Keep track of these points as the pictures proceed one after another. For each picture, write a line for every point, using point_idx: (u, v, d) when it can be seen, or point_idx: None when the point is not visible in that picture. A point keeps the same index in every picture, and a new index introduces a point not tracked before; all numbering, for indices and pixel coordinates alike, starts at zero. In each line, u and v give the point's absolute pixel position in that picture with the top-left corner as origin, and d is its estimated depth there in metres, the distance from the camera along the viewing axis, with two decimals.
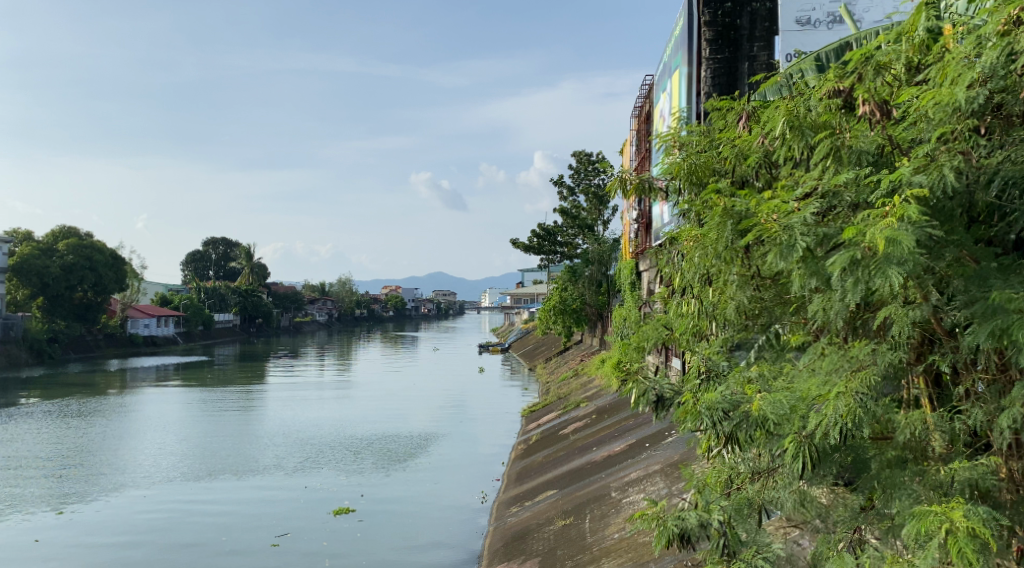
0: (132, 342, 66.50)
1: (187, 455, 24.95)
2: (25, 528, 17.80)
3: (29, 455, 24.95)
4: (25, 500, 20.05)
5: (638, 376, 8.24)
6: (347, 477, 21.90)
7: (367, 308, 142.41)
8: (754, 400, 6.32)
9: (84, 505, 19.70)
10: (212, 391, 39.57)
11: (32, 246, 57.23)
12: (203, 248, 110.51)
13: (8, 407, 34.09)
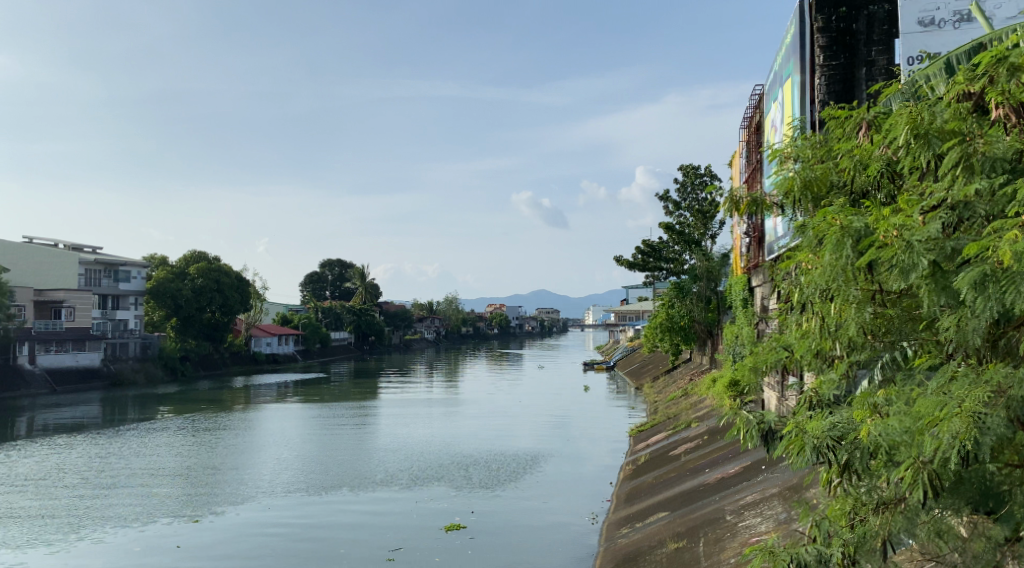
0: (255, 360, 69.58)
1: (304, 468, 25.86)
2: (155, 535, 18.88)
3: (162, 467, 26.42)
4: (164, 508, 21.30)
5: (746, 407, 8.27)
6: (457, 493, 22.12)
7: (474, 326, 144.50)
8: (865, 427, 6.24)
9: (217, 514, 20.75)
10: (329, 407, 40.95)
11: (166, 269, 60.81)
12: (320, 270, 114.95)
13: (147, 422, 36.26)
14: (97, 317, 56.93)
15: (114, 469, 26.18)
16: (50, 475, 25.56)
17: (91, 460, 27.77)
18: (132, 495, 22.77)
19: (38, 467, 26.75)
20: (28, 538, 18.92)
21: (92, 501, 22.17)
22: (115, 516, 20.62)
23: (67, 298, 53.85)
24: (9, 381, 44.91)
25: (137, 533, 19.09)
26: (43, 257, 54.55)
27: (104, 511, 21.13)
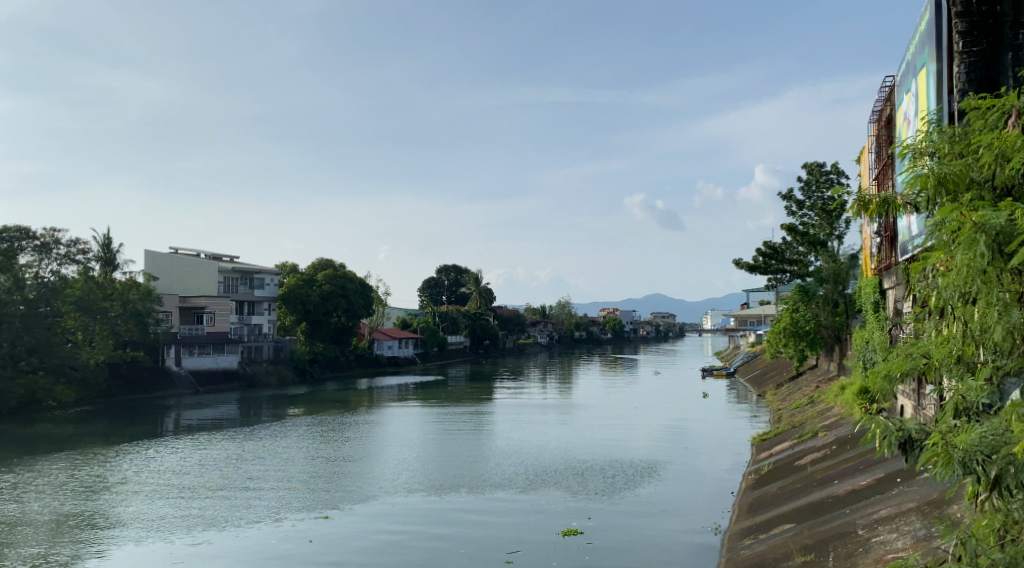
0: (376, 362, 71.56)
1: (423, 469, 26.36)
2: (281, 533, 19.56)
3: (290, 466, 27.44)
4: (295, 504, 22.22)
5: (881, 416, 7.80)
6: (575, 498, 22.01)
7: (587, 330, 144.09)
8: (1020, 442, 5.74)
9: (345, 510, 21.48)
10: (447, 409, 41.69)
11: (296, 277, 63.44)
12: (436, 275, 117.30)
13: (278, 421, 37.87)
14: (234, 322, 59.31)
15: (246, 467, 27.37)
16: (189, 471, 26.99)
17: (226, 457, 29.16)
18: (262, 492, 23.70)
19: (178, 463, 28.30)
20: (167, 531, 20.00)
21: (225, 496, 23.21)
22: (246, 512, 21.52)
23: (208, 304, 56.40)
24: (156, 380, 47.94)
25: (269, 528, 19.98)
26: (187, 266, 58.90)
27: (236, 507, 22.10)
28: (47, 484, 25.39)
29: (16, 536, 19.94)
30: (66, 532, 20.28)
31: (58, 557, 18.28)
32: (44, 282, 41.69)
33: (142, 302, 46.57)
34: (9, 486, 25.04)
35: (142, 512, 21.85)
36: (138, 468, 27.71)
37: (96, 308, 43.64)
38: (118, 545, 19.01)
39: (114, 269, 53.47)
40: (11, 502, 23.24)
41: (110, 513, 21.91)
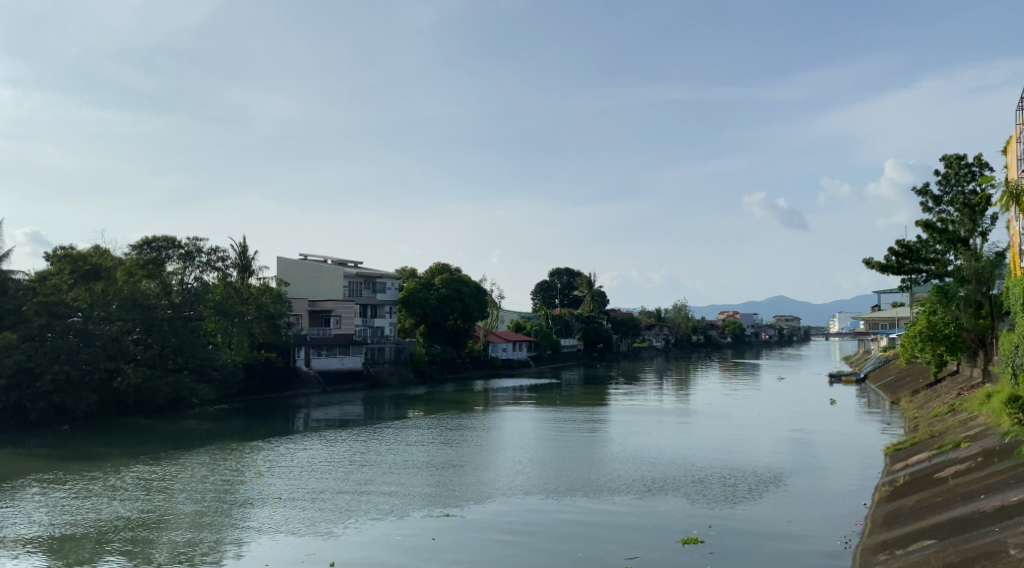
0: (492, 364, 72.19)
1: (541, 471, 26.34)
2: (401, 530, 19.94)
3: (411, 465, 27.98)
4: (417, 502, 22.62)
5: None
6: (695, 505, 21.51)
7: (705, 334, 140.79)
8: None
9: (464, 510, 21.74)
10: (563, 413, 41.52)
11: (415, 280, 65.25)
12: (550, 278, 117.51)
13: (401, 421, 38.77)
14: (359, 324, 60.82)
15: (370, 465, 28.09)
16: (317, 467, 27.99)
17: (351, 455, 30.08)
18: (385, 490, 24.24)
19: (307, 459, 29.38)
20: (297, 525, 20.76)
21: (351, 493, 23.89)
22: (370, 508, 22.08)
23: (335, 307, 58.60)
24: (287, 380, 50.10)
25: (392, 525, 20.44)
26: (316, 271, 61.04)
27: (360, 503, 22.71)
28: (188, 477, 26.83)
29: (163, 526, 21.17)
30: (205, 523, 21.34)
31: (198, 547, 19.26)
32: (189, 287, 44.45)
33: (274, 306, 48.47)
34: (156, 478, 26.63)
35: (274, 506, 22.77)
36: (271, 464, 28.94)
37: (234, 312, 45.04)
38: (252, 537, 19.87)
39: (250, 274, 56.20)
40: (158, 493, 24.69)
41: (246, 506, 22.96)
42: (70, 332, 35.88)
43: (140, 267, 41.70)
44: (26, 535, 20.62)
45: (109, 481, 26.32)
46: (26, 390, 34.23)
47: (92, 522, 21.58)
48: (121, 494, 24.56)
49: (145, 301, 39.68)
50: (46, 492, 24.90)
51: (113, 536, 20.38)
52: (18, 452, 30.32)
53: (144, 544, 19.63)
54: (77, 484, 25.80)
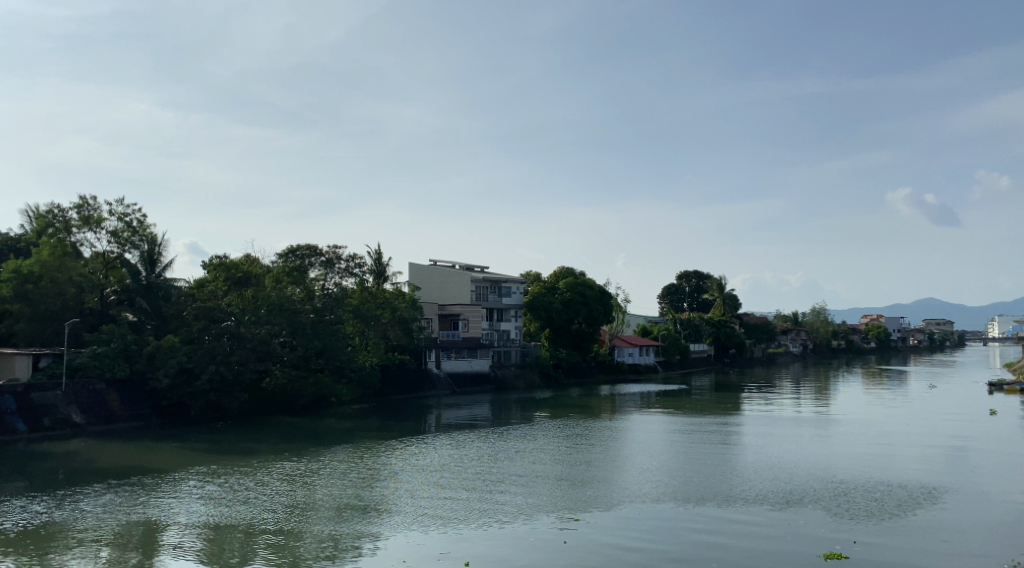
0: (619, 369, 71.78)
1: (672, 479, 26.01)
2: (531, 534, 20.14)
3: (541, 468, 28.25)
4: (547, 505, 22.84)
5: None
6: (837, 519, 20.76)
7: (846, 339, 134.54)
8: None
9: (595, 515, 21.81)
10: (693, 420, 40.79)
11: (539, 284, 65.97)
12: (678, 281, 115.68)
13: (529, 424, 39.20)
14: (486, 327, 61.65)
15: (501, 467, 28.54)
16: (449, 467, 28.67)
17: (482, 456, 30.65)
18: (516, 492, 24.54)
19: (439, 460, 30.16)
20: (430, 524, 21.29)
21: (482, 495, 24.33)
22: (500, 510, 22.39)
23: (463, 311, 59.94)
24: (420, 381, 51.96)
25: (524, 527, 20.77)
26: (445, 275, 62.28)
27: (491, 504, 23.07)
28: (328, 474, 28.08)
29: (306, 520, 22.25)
30: (346, 518, 22.30)
31: (340, 540, 20.19)
32: (330, 292, 46.40)
33: (408, 310, 50.01)
34: (300, 474, 28.01)
35: (410, 504, 23.58)
36: (405, 463, 29.87)
37: (370, 315, 46.71)
38: (389, 534, 20.54)
39: (385, 280, 58.19)
40: (302, 488, 25.96)
41: (383, 503, 23.78)
42: (225, 335, 37.93)
43: (286, 275, 43.91)
44: (185, 525, 22.11)
45: (258, 476, 27.89)
46: (187, 389, 36.88)
47: (244, 514, 22.95)
48: (268, 489, 25.97)
49: (291, 306, 41.68)
50: (202, 485, 26.62)
51: (262, 528, 21.58)
52: (178, 446, 32.67)
53: (289, 537, 20.64)
54: (230, 478, 27.51)
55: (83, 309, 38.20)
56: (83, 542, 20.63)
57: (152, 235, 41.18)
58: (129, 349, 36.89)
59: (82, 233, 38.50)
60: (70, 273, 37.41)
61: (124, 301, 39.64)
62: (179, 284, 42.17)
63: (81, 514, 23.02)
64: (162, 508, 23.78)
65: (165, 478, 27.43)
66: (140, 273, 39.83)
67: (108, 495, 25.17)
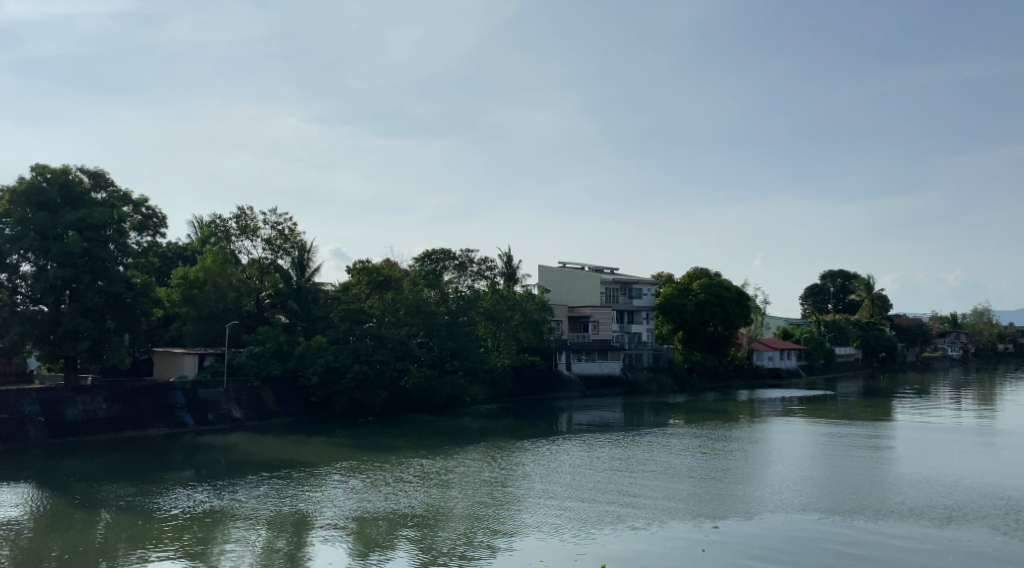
0: (758, 373, 70.06)
1: (816, 489, 25.42)
2: (669, 540, 20.25)
3: (676, 473, 28.16)
4: (686, 511, 22.88)
5: None
6: (999, 539, 19.81)
7: (1013, 342, 125.31)
8: None
9: (735, 523, 21.71)
10: (838, 427, 39.41)
11: (671, 286, 63.95)
12: (822, 281, 111.60)
13: (662, 428, 39.07)
14: (616, 330, 62.19)
15: (637, 471, 28.67)
16: (583, 470, 29.05)
17: (616, 460, 30.87)
18: (651, 497, 24.61)
19: (573, 462, 30.57)
20: (563, 525, 21.79)
21: (616, 498, 24.58)
22: (636, 515, 22.56)
23: (593, 313, 59.58)
24: (551, 383, 52.74)
25: (663, 532, 20.96)
26: (576, 277, 62.92)
27: (625, 509, 23.27)
28: (464, 473, 29.03)
29: (444, 516, 23.20)
30: (483, 516, 23.08)
31: (479, 537, 20.99)
32: (462, 295, 47.17)
33: (539, 312, 50.66)
34: (437, 472, 29.09)
35: (546, 505, 24.11)
36: (539, 464, 30.49)
37: (501, 317, 47.79)
38: (525, 534, 21.16)
39: (516, 283, 59.23)
40: (439, 486, 27.00)
41: (518, 503, 24.46)
42: (368, 335, 40.10)
43: (423, 278, 44.97)
44: (333, 516, 23.52)
45: (398, 472, 29.16)
46: (332, 387, 38.99)
47: (388, 509, 24.11)
48: (407, 485, 27.16)
49: (427, 307, 43.24)
50: (346, 479, 28.15)
51: (404, 521, 22.68)
52: (326, 441, 34.63)
53: (430, 532, 21.61)
54: (373, 474, 28.92)
55: (242, 312, 41.24)
56: (241, 528, 22.30)
57: (303, 241, 43.64)
58: (281, 349, 39.32)
59: (240, 241, 41.34)
60: (230, 278, 40.26)
61: (277, 303, 42.18)
62: (326, 287, 44.61)
63: (239, 503, 24.88)
64: (312, 500, 25.36)
65: (312, 472, 29.19)
66: (291, 277, 42.41)
67: (264, 486, 27.05)
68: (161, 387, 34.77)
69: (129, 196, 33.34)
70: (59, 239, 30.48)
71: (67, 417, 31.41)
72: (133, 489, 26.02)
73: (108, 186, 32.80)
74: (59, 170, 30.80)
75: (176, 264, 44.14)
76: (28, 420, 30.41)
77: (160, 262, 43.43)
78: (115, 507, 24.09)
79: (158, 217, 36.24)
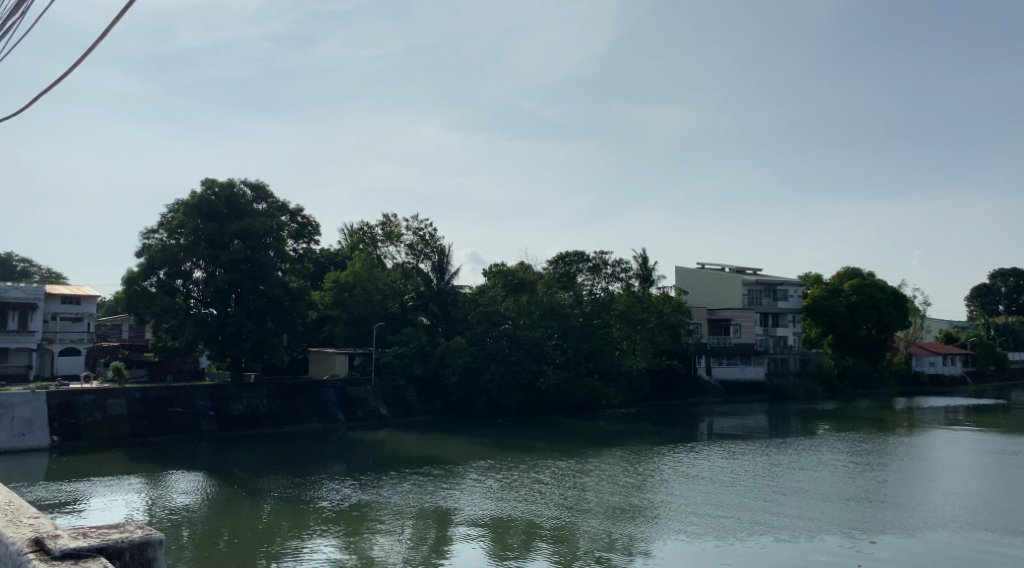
0: (918, 380, 66.35)
1: (979, 508, 24.18)
2: (816, 553, 20.04)
3: (822, 484, 27.44)
4: (835, 524, 22.44)
5: None
6: None
7: None
8: None
9: (889, 539, 21.12)
10: (1005, 441, 36.92)
11: (820, 287, 62.35)
12: (990, 282, 104.33)
13: (810, 438, 37.85)
14: (761, 334, 61.23)
15: (781, 480, 28.17)
16: (724, 479, 28.75)
17: (759, 469, 30.34)
18: (798, 508, 24.23)
19: (713, 470, 30.29)
20: (703, 532, 21.96)
21: (760, 507, 24.38)
22: (780, 526, 22.33)
23: (735, 316, 58.30)
24: (691, 387, 52.25)
25: (810, 544, 20.69)
26: (715, 280, 62.19)
27: (769, 519, 23.03)
28: (602, 477, 29.33)
29: (582, 519, 23.73)
30: (622, 520, 23.44)
31: (619, 542, 21.34)
32: (597, 298, 48.00)
33: (676, 314, 49.50)
34: (573, 475, 29.55)
35: (686, 512, 24.16)
36: (677, 470, 30.39)
37: (638, 319, 47.64)
38: (664, 539, 21.44)
39: (651, 284, 58.89)
40: (576, 489, 27.43)
41: (655, 509, 24.66)
42: (505, 338, 41.09)
43: (557, 281, 45.78)
44: (474, 514, 24.42)
45: (534, 474, 29.77)
46: (472, 387, 40.26)
47: (527, 511, 24.75)
48: (543, 487, 27.74)
49: (562, 311, 43.81)
50: (483, 479, 29.00)
51: (541, 523, 23.31)
52: (468, 440, 35.64)
53: (566, 535, 22.13)
54: (511, 475, 29.63)
55: (388, 313, 42.74)
56: (385, 521, 23.50)
57: (444, 246, 45.08)
58: (424, 350, 40.85)
59: (386, 246, 43.24)
60: (377, 281, 42.17)
61: (420, 306, 43.70)
62: (464, 289, 46.05)
63: (384, 498, 26.21)
64: (452, 498, 26.36)
65: (451, 470, 30.25)
66: (431, 280, 44.05)
67: (407, 483, 28.27)
68: (315, 386, 36.95)
69: (287, 205, 35.72)
70: (226, 248, 32.96)
71: (233, 411, 33.96)
72: (289, 481, 27.80)
73: (268, 196, 35.28)
74: (225, 184, 33.43)
75: (329, 269, 46.78)
76: (200, 414, 33.07)
77: (314, 268, 46.23)
78: (274, 497, 25.88)
79: (312, 226, 38.52)
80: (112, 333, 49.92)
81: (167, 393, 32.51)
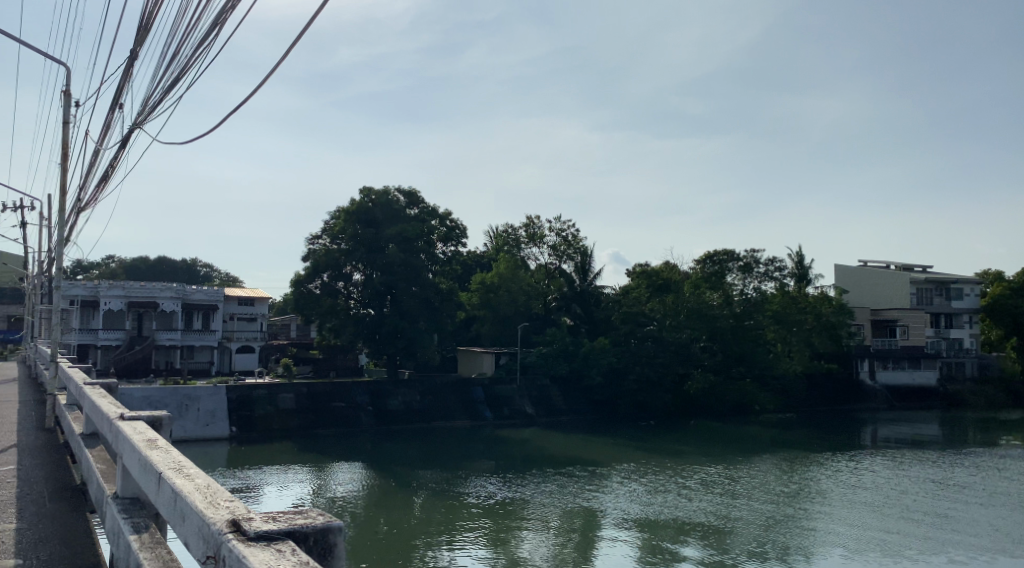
0: None
1: None
2: None
3: (996, 503, 25.96)
4: (1011, 547, 21.29)
5: None
6: None
7: None
8: None
9: None
10: None
11: (1004, 285, 57.52)
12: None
13: (986, 450, 35.58)
14: (931, 335, 58.10)
15: (948, 496, 26.85)
16: (886, 492, 27.68)
17: (926, 482, 28.97)
18: (969, 527, 23.05)
19: (875, 481, 29.21)
20: (865, 548, 21.35)
21: (925, 524, 23.39)
22: (949, 546, 21.40)
23: (901, 316, 55.52)
24: (853, 392, 50.50)
25: None
26: (877, 279, 59.55)
27: (937, 537, 22.12)
28: (752, 484, 28.89)
29: (733, 527, 23.63)
30: (776, 530, 23.16)
31: (774, 553, 21.11)
32: (748, 297, 47.12)
33: (836, 315, 47.89)
34: (723, 482, 29.29)
35: (843, 525, 23.54)
36: (835, 481, 29.50)
37: (793, 321, 46.20)
38: (824, 553, 21.03)
39: (807, 282, 57.09)
40: (728, 497, 27.22)
41: (809, 520, 24.14)
42: (649, 339, 41.97)
43: (704, 281, 44.46)
44: (621, 517, 24.79)
45: (682, 479, 29.71)
46: (616, 388, 40.84)
47: (676, 516, 24.84)
48: (691, 493, 27.66)
49: (710, 312, 42.64)
50: (628, 482, 29.24)
51: (691, 530, 23.36)
52: (619, 443, 35.91)
53: (715, 543, 22.10)
54: (656, 479, 29.71)
55: (532, 313, 43.98)
56: (534, 521, 24.22)
57: (585, 246, 45.48)
58: (567, 350, 41.26)
59: (529, 248, 44.24)
60: (522, 283, 43.00)
61: (563, 307, 44.82)
62: (608, 289, 46.13)
63: (532, 497, 26.97)
64: (600, 500, 26.76)
65: (598, 472, 30.65)
66: (574, 280, 44.77)
67: (554, 483, 28.92)
68: (464, 384, 38.45)
69: (437, 210, 37.36)
70: (382, 251, 34.91)
71: (390, 407, 35.93)
72: (441, 476, 29.10)
73: (419, 202, 36.94)
74: (381, 192, 35.40)
75: (476, 270, 48.37)
76: (359, 408, 35.15)
77: (462, 269, 48.01)
78: (427, 491, 27.16)
79: (460, 229, 39.67)
80: (281, 332, 53.82)
81: (331, 388, 34.77)
